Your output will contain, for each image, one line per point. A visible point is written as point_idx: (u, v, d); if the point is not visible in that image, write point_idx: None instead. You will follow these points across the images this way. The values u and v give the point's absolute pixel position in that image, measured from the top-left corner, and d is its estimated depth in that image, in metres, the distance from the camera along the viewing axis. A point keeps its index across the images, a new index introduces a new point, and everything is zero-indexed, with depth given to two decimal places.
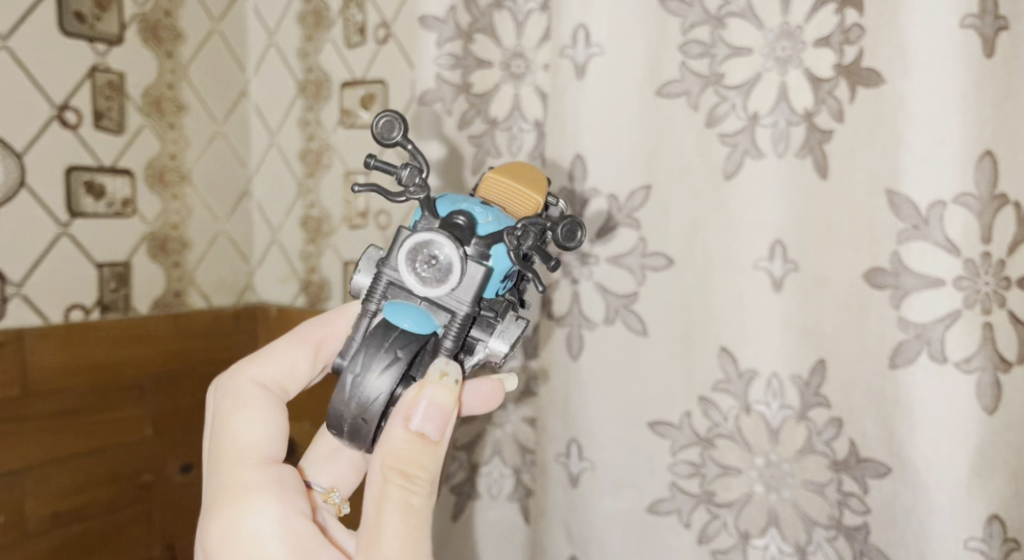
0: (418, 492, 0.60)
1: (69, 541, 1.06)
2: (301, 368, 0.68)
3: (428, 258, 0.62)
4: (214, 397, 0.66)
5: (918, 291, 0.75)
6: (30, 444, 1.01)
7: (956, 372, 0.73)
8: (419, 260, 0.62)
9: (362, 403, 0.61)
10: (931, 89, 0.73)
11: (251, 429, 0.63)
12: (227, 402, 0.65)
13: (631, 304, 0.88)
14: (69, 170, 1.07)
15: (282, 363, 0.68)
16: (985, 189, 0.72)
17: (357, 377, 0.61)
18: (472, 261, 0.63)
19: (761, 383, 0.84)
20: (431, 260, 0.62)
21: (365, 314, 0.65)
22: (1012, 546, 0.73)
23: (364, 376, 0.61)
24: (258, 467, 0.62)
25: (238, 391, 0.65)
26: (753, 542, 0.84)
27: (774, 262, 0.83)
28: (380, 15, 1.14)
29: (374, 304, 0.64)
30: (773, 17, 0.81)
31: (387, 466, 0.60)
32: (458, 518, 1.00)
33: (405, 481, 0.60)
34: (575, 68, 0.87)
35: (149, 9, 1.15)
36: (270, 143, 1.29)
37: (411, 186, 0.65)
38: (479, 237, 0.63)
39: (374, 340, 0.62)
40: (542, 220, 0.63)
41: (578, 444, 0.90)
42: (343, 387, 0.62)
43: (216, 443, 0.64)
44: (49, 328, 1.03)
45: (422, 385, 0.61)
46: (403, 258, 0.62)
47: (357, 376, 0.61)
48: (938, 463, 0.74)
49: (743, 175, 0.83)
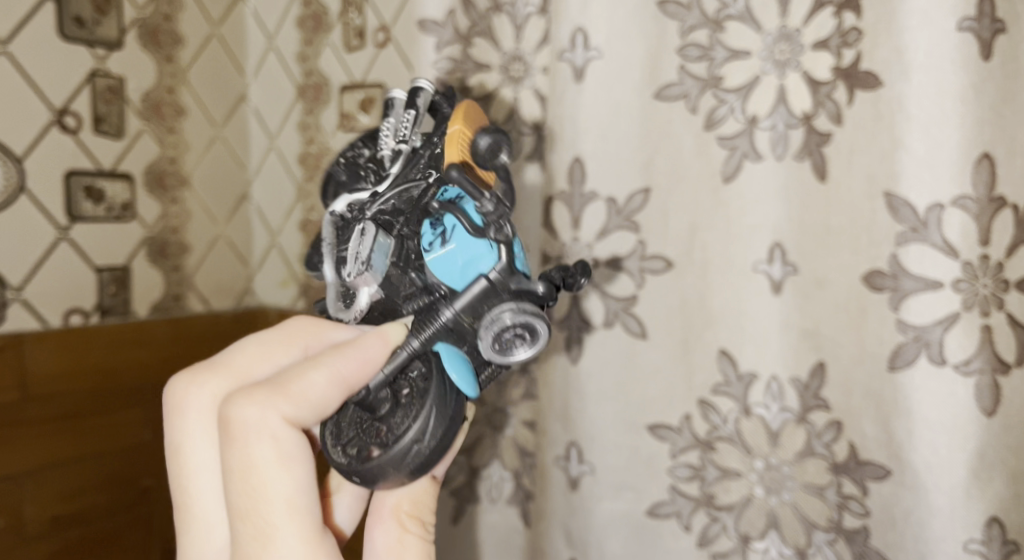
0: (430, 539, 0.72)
1: (69, 545, 1.06)
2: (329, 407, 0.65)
3: (519, 334, 0.63)
4: (239, 440, 0.62)
5: (917, 294, 0.75)
6: (29, 448, 1.01)
7: (955, 375, 0.73)
8: (506, 333, 0.62)
9: (413, 469, 0.64)
10: (929, 91, 0.73)
11: (294, 488, 0.62)
12: (264, 451, 0.62)
13: (631, 307, 0.88)
14: (68, 174, 1.07)
15: (312, 400, 0.64)
16: (983, 191, 0.72)
17: (417, 441, 0.63)
18: None
19: (760, 385, 0.84)
20: (514, 335, 0.63)
21: (405, 350, 0.66)
22: (1012, 549, 0.73)
23: (427, 442, 0.63)
24: (308, 531, 0.62)
25: (276, 437, 0.62)
26: (752, 546, 0.84)
27: (773, 265, 0.83)
28: (379, 19, 1.14)
29: (419, 343, 0.65)
30: (772, 20, 0.81)
31: (404, 512, 0.70)
32: (457, 522, 1.00)
33: (419, 528, 0.71)
34: (573, 71, 0.87)
35: (148, 14, 1.15)
36: (269, 147, 1.29)
37: (493, 227, 0.63)
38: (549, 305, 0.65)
39: (439, 405, 0.64)
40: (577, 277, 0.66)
41: (577, 448, 0.89)
42: (402, 452, 0.63)
43: (251, 491, 0.62)
44: (48, 332, 1.04)
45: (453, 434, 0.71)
46: (489, 329, 0.62)
47: (419, 443, 0.63)
48: (938, 466, 0.74)
49: (743, 178, 0.84)
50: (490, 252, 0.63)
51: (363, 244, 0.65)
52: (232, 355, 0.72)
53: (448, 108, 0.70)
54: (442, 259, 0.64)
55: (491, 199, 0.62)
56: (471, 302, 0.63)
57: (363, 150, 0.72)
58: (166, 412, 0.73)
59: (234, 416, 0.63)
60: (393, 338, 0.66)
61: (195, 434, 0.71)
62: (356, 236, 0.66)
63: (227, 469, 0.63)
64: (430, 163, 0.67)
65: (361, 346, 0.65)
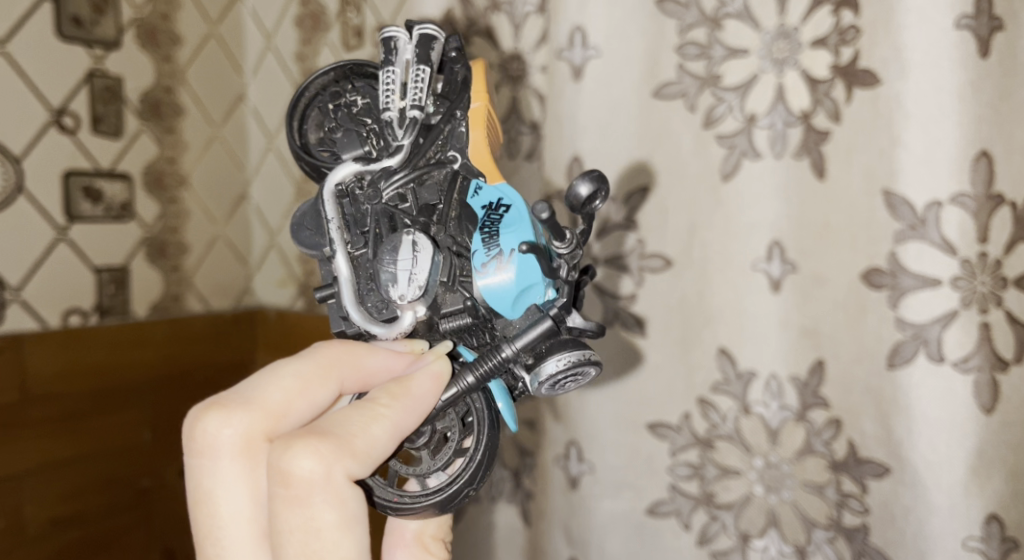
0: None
1: (69, 547, 1.06)
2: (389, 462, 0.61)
3: (574, 379, 0.63)
4: (302, 498, 0.57)
5: (915, 291, 0.75)
6: (27, 449, 1.01)
7: (953, 372, 0.74)
8: (565, 380, 0.62)
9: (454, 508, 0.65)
10: (926, 91, 0.74)
11: (359, 550, 0.58)
12: (330, 512, 0.57)
13: (631, 306, 0.88)
14: (66, 174, 1.07)
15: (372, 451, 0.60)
16: (980, 189, 0.73)
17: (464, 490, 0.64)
18: None
19: (759, 383, 0.84)
20: (571, 381, 0.63)
21: (459, 385, 0.64)
22: (1010, 546, 0.73)
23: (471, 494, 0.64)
24: None
25: (344, 495, 0.57)
26: (752, 544, 0.84)
27: (771, 263, 0.83)
28: (376, 18, 1.14)
29: (474, 378, 0.64)
30: (770, 18, 0.81)
31: (428, 535, 0.72)
32: (458, 521, 1.00)
33: (443, 548, 0.73)
34: (571, 70, 0.87)
35: (146, 14, 1.15)
36: (267, 146, 1.29)
37: (563, 264, 0.62)
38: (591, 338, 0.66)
39: (490, 454, 0.64)
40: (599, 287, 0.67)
41: (577, 447, 0.90)
42: (452, 498, 0.64)
43: (314, 555, 0.57)
44: (46, 333, 1.04)
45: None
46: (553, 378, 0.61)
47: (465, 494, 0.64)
48: (937, 462, 0.75)
49: (740, 176, 0.84)
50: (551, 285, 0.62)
51: (413, 258, 0.62)
52: (268, 389, 0.64)
53: (461, 68, 0.69)
54: (497, 284, 0.61)
55: (570, 241, 0.62)
56: (532, 342, 0.62)
57: (354, 99, 0.71)
58: (189, 451, 0.64)
59: (295, 468, 0.57)
60: (445, 377, 0.64)
61: (226, 483, 0.63)
62: (408, 252, 0.62)
63: (284, 529, 0.57)
64: (448, 143, 0.68)
65: (419, 397, 0.62)
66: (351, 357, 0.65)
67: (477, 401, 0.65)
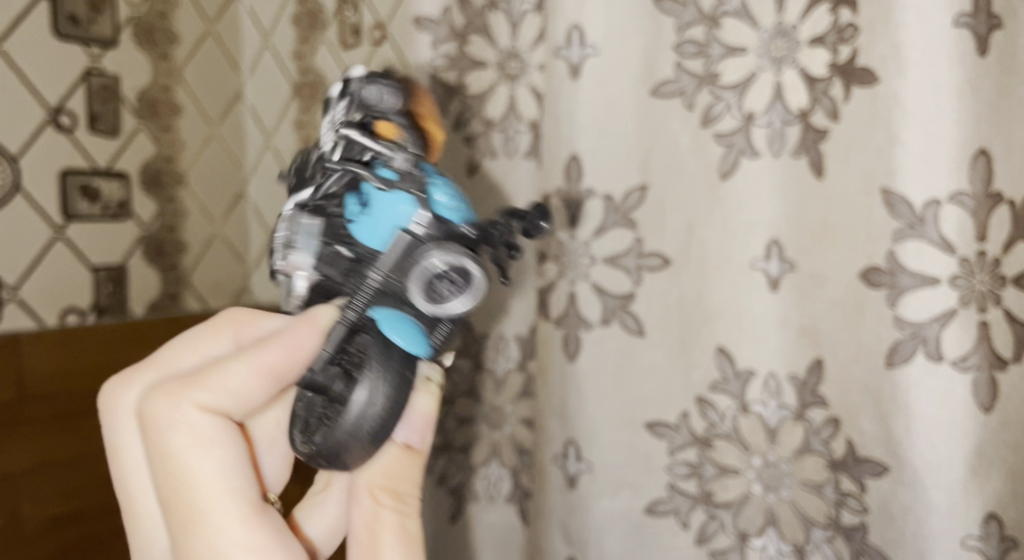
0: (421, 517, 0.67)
1: (68, 546, 1.04)
2: (258, 398, 0.63)
3: (451, 281, 0.62)
4: (157, 431, 0.61)
5: (914, 291, 0.75)
6: (27, 447, 1.00)
7: (953, 372, 0.73)
8: (438, 282, 0.62)
9: (369, 433, 0.63)
10: (925, 89, 0.73)
11: (215, 470, 0.61)
12: (182, 439, 0.61)
13: (629, 305, 0.87)
14: (63, 173, 1.07)
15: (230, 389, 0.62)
16: (979, 188, 0.72)
17: (377, 407, 0.63)
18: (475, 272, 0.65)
19: (758, 382, 0.84)
20: (449, 283, 0.62)
21: (343, 321, 0.63)
22: (1010, 545, 0.73)
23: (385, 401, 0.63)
24: (240, 514, 0.61)
25: (193, 426, 0.61)
26: (750, 543, 0.84)
27: (770, 262, 0.83)
28: (374, 16, 1.15)
29: (356, 314, 0.63)
30: (768, 16, 0.81)
31: (376, 485, 0.65)
32: (457, 520, 1.00)
33: (395, 500, 0.66)
34: (569, 68, 0.86)
35: (143, 12, 1.15)
36: (265, 145, 1.29)
37: (404, 177, 0.64)
38: (480, 250, 0.65)
39: (378, 365, 0.63)
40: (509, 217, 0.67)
41: (575, 446, 0.89)
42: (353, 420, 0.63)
43: (175, 479, 0.61)
44: (44, 332, 1.04)
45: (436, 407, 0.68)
46: (421, 277, 0.62)
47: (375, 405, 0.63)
48: (936, 463, 0.74)
49: (738, 175, 0.84)
50: (410, 200, 0.63)
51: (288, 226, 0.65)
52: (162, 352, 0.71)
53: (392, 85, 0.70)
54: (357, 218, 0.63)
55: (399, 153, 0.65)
56: (395, 258, 0.62)
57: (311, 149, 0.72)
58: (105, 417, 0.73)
59: (151, 405, 0.62)
60: (324, 322, 0.64)
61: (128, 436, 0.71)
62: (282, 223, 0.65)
63: (151, 458, 0.62)
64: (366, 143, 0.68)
65: (288, 334, 0.64)
66: (245, 319, 0.75)
67: (368, 340, 0.64)
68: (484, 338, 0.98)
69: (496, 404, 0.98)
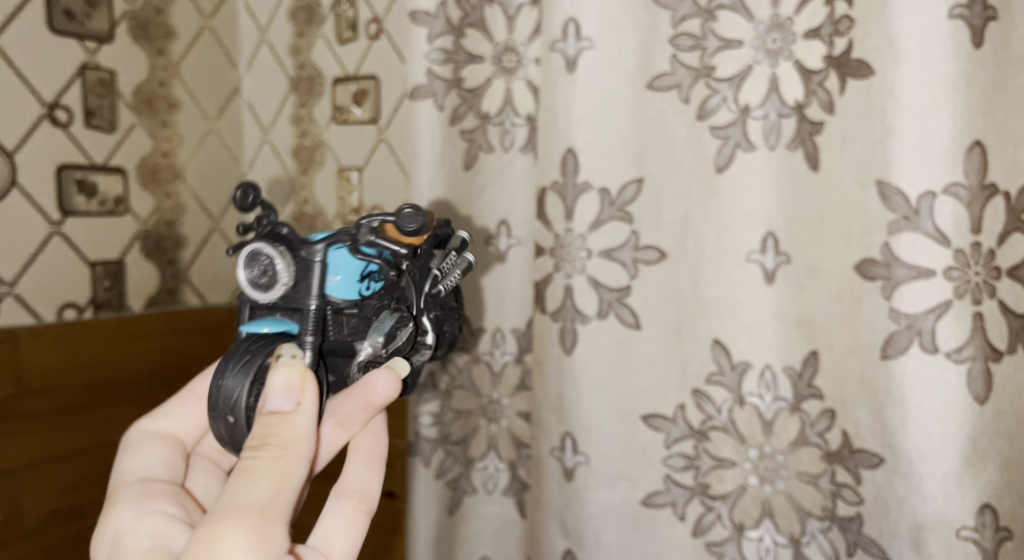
0: (293, 482, 0.59)
1: (67, 539, 1.06)
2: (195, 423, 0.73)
3: (263, 265, 0.63)
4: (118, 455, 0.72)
5: (909, 283, 0.75)
6: (28, 442, 1.01)
7: (946, 362, 0.73)
8: (255, 268, 0.63)
9: (227, 402, 0.63)
10: (919, 80, 0.73)
11: (136, 456, 0.69)
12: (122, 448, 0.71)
13: (625, 297, 0.87)
14: (60, 169, 1.07)
15: (178, 418, 0.73)
16: (975, 179, 0.72)
17: (237, 392, 0.63)
18: (312, 261, 0.64)
19: (753, 374, 0.84)
20: (264, 266, 0.63)
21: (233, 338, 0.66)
22: (1004, 535, 0.73)
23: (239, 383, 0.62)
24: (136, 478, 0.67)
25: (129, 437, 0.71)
26: (747, 535, 0.84)
27: (766, 255, 0.84)
28: (371, 11, 1.15)
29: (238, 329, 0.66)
30: (763, 9, 0.82)
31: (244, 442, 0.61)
32: (454, 513, 1.00)
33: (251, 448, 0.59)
34: (565, 62, 0.86)
35: (139, 7, 1.15)
36: (262, 140, 1.29)
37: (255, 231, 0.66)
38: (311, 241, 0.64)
39: (226, 355, 0.63)
40: (376, 217, 0.66)
41: (572, 439, 0.89)
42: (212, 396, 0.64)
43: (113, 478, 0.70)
44: (41, 327, 1.03)
45: (304, 379, 0.61)
46: (242, 271, 0.64)
47: (233, 391, 0.62)
48: (929, 454, 0.74)
49: (734, 168, 0.84)
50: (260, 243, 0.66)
51: None
52: None
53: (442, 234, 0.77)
54: None
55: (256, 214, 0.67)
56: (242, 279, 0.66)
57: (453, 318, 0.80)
58: None
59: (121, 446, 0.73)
60: None
61: None
62: None
63: None
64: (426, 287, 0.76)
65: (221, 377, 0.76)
66: None
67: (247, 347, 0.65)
68: (481, 331, 0.99)
69: (493, 398, 0.99)
